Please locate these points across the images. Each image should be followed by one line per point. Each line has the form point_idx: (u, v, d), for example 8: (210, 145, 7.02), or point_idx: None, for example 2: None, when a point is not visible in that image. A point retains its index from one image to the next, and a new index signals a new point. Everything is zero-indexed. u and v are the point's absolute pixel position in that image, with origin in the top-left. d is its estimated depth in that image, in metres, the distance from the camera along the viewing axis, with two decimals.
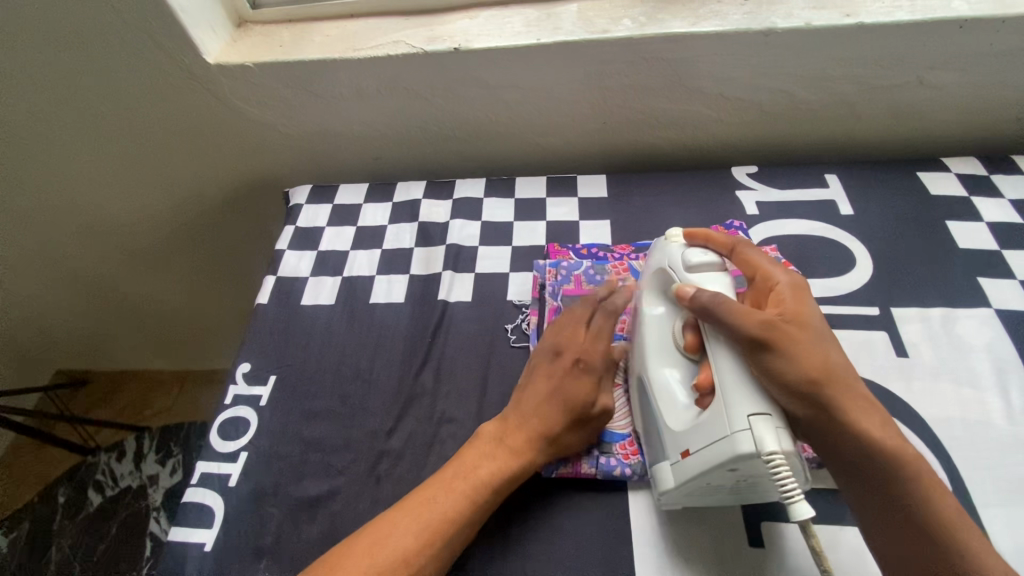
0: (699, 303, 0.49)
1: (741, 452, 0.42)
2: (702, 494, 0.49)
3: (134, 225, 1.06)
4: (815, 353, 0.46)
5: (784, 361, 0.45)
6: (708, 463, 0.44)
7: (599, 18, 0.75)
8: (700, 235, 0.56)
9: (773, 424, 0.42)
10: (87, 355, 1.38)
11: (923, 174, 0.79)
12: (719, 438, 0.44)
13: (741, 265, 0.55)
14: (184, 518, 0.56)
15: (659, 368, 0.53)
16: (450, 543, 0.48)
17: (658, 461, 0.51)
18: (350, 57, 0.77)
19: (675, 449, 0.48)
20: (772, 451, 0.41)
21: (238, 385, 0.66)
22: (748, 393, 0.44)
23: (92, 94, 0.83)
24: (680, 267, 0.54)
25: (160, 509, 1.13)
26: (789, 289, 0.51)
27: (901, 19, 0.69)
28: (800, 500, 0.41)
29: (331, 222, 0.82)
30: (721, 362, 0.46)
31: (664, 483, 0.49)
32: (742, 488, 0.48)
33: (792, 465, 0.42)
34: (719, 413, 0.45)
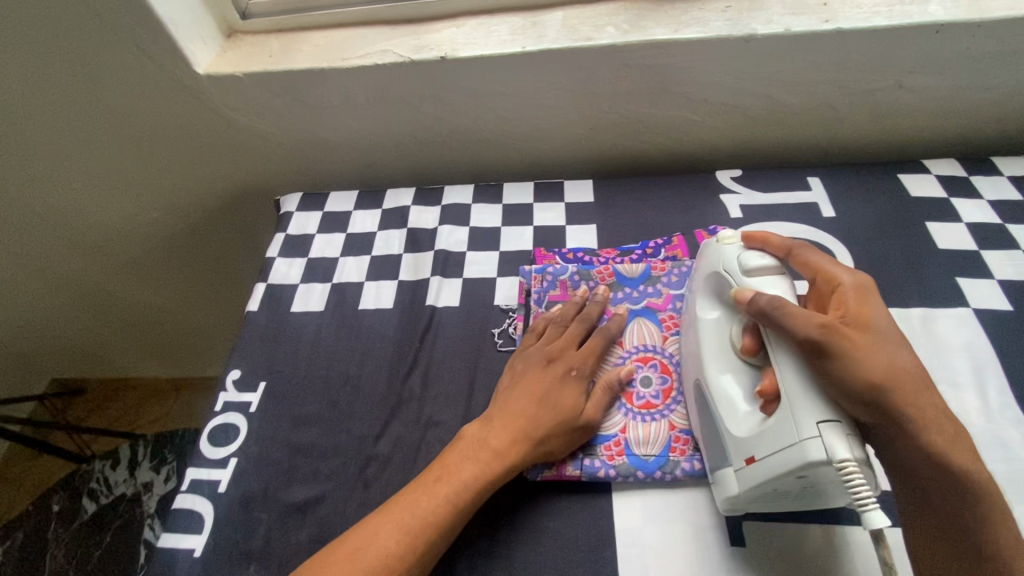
0: (757, 308, 0.48)
1: (813, 459, 0.42)
2: (769, 499, 0.49)
3: (127, 234, 1.07)
4: (882, 358, 0.45)
5: (851, 368, 0.43)
6: (777, 470, 0.44)
7: (583, 26, 0.76)
8: (755, 237, 0.55)
9: (843, 431, 0.42)
10: (81, 364, 1.38)
11: (903, 176, 0.80)
12: (787, 445, 0.44)
13: (802, 268, 0.53)
14: (174, 525, 0.57)
15: (716, 373, 0.53)
16: (432, 546, 0.49)
17: (721, 467, 0.51)
18: (338, 66, 0.78)
19: (739, 455, 0.48)
20: (844, 459, 0.41)
21: (228, 392, 0.67)
22: (817, 399, 0.44)
23: (83, 105, 0.84)
24: (737, 271, 0.53)
25: (154, 516, 1.10)
26: (852, 291, 0.49)
27: (879, 24, 0.70)
28: (873, 508, 0.40)
29: (321, 229, 0.83)
30: (784, 368, 0.46)
31: (730, 489, 0.49)
32: (806, 493, 0.48)
33: (866, 472, 0.42)
34: (786, 420, 0.44)
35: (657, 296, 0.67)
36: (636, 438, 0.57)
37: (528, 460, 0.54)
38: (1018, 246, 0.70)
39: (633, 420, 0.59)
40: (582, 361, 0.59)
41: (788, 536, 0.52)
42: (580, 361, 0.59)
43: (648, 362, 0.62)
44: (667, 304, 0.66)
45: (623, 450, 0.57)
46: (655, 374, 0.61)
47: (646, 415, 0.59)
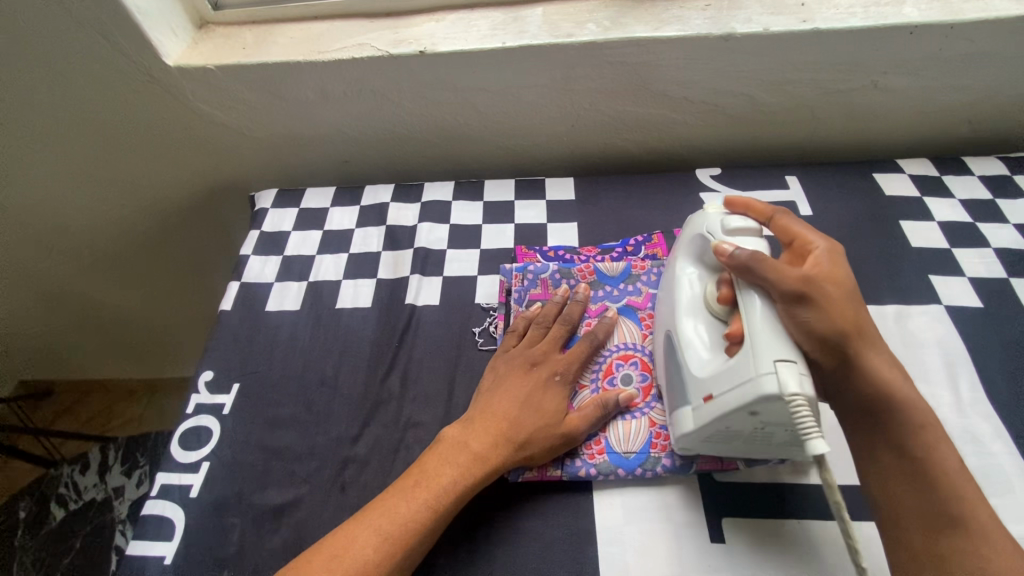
0: (737, 261, 0.48)
1: (765, 392, 0.42)
2: (723, 440, 0.50)
3: (95, 231, 1.03)
4: (847, 309, 0.47)
5: (818, 318, 0.46)
6: (731, 404, 0.45)
7: (563, 23, 0.76)
8: (738, 203, 0.56)
9: (799, 370, 0.43)
10: (49, 366, 1.33)
11: (878, 175, 0.81)
12: (744, 380, 0.44)
13: (779, 232, 0.53)
14: (143, 531, 0.55)
15: (685, 324, 0.53)
16: (412, 550, 0.48)
17: (680, 407, 0.52)
18: (314, 59, 0.76)
19: (699, 394, 0.49)
20: (794, 393, 0.42)
21: (200, 394, 0.65)
22: (778, 340, 0.44)
23: (46, 97, 0.81)
24: (719, 231, 0.53)
25: (125, 522, 1.07)
26: (828, 254, 0.50)
27: (854, 25, 0.71)
28: (817, 437, 0.41)
29: (297, 227, 0.81)
30: (749, 313, 0.47)
31: (686, 426, 0.50)
32: (759, 438, 0.48)
33: (814, 410, 0.42)
34: (744, 360, 0.45)
35: (637, 295, 0.67)
36: (616, 437, 0.57)
37: (506, 466, 0.53)
38: (988, 245, 0.72)
39: (614, 420, 0.58)
40: (564, 366, 0.59)
41: (771, 534, 0.52)
42: (562, 365, 0.59)
43: (628, 360, 0.62)
44: (647, 303, 0.67)
45: (603, 448, 0.56)
46: (636, 371, 0.61)
47: (627, 413, 0.59)
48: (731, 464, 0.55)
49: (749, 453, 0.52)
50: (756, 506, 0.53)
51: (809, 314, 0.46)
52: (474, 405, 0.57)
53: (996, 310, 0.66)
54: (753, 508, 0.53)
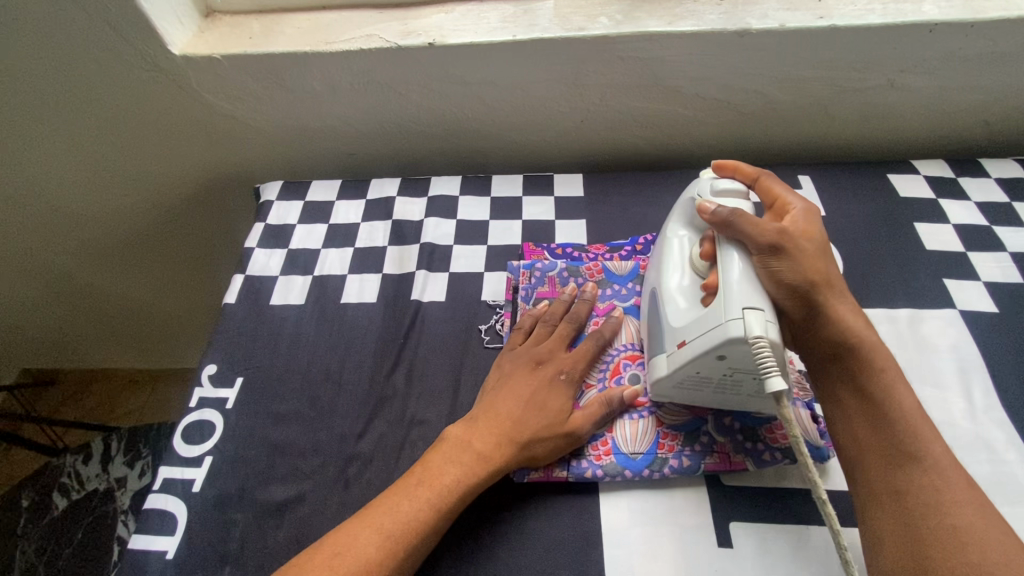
0: (718, 217, 0.52)
1: (732, 335, 0.46)
2: (694, 387, 0.53)
3: (99, 220, 1.03)
4: (816, 262, 0.51)
5: (789, 269, 0.50)
6: (700, 348, 0.48)
7: (575, 16, 0.74)
8: (727, 166, 0.59)
9: (765, 316, 0.46)
10: (54, 355, 1.34)
11: (892, 176, 0.80)
12: (714, 326, 0.48)
13: (762, 193, 0.58)
14: (144, 525, 0.55)
15: (670, 278, 0.57)
16: (410, 553, 0.48)
17: (656, 356, 0.56)
18: (322, 50, 0.75)
19: (673, 341, 0.53)
20: (757, 336, 0.45)
21: (204, 388, 0.64)
22: (748, 290, 0.48)
23: (51, 84, 0.80)
24: (708, 191, 0.57)
25: (127, 513, 1.06)
26: (804, 212, 0.54)
27: (873, 22, 0.70)
28: (776, 376, 0.45)
29: (302, 220, 0.80)
30: (726, 263, 0.51)
31: (659, 372, 0.54)
32: (728, 384, 0.52)
33: (775, 353, 0.46)
34: (716, 308, 0.49)
35: None
36: (624, 437, 0.56)
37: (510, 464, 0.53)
38: (1005, 249, 0.71)
39: (621, 420, 0.58)
40: (570, 364, 0.58)
41: (779, 539, 0.51)
42: (568, 363, 0.58)
43: (636, 360, 0.61)
44: None
45: (610, 449, 0.56)
46: (643, 372, 0.60)
47: (634, 413, 0.58)
48: (740, 465, 0.54)
49: (721, 403, 0.55)
50: (762, 509, 0.53)
51: (780, 265, 0.50)
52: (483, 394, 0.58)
53: (1012, 316, 0.65)
54: (760, 512, 0.53)
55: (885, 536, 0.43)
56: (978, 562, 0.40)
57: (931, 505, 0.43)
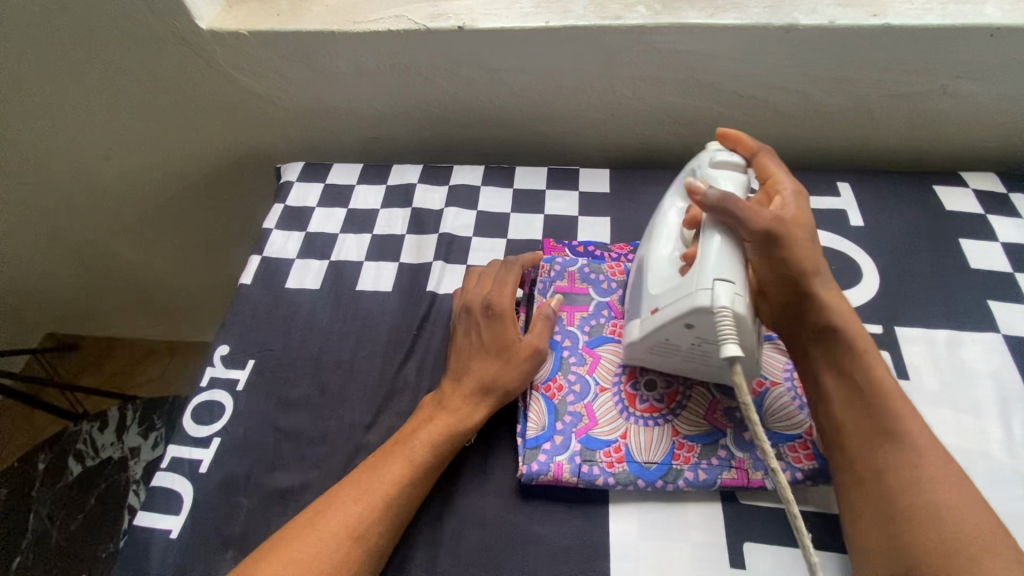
0: (710, 200, 0.50)
1: (699, 304, 0.47)
2: (664, 354, 0.54)
3: (123, 191, 1.03)
4: (806, 253, 0.52)
5: (780, 255, 0.51)
6: (670, 314, 0.49)
7: (611, 4, 0.71)
8: (729, 137, 0.59)
9: (735, 290, 0.46)
10: (78, 322, 1.37)
11: (939, 188, 0.75)
12: (683, 294, 0.48)
13: (758, 169, 0.58)
14: (151, 503, 0.55)
15: (659, 249, 0.56)
16: (394, 505, 0.49)
17: (630, 321, 0.57)
18: (348, 29, 0.73)
19: (647, 307, 0.53)
20: (723, 307, 0.46)
21: (215, 367, 0.64)
22: (723, 263, 0.48)
23: (78, 53, 0.80)
24: (706, 164, 0.56)
25: (139, 483, 1.08)
26: (793, 194, 0.55)
27: (929, 23, 0.65)
28: (732, 343, 0.45)
29: (321, 203, 0.79)
30: (707, 234, 0.50)
31: (631, 335, 0.55)
32: (697, 353, 0.53)
33: (739, 326, 0.46)
34: (689, 278, 0.49)
35: None
36: (638, 446, 0.54)
37: (485, 410, 0.56)
38: None
39: (634, 426, 0.56)
40: (499, 294, 0.60)
41: (795, 563, 0.49)
42: (496, 294, 0.60)
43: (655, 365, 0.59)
44: None
45: (623, 457, 0.54)
46: (661, 378, 0.58)
47: (650, 421, 0.56)
48: (758, 483, 0.52)
49: (691, 371, 0.56)
50: (778, 530, 0.51)
51: (771, 251, 0.51)
52: (457, 352, 0.59)
53: None
54: (777, 533, 0.51)
55: (869, 523, 0.45)
56: (961, 544, 0.41)
57: (914, 487, 0.44)
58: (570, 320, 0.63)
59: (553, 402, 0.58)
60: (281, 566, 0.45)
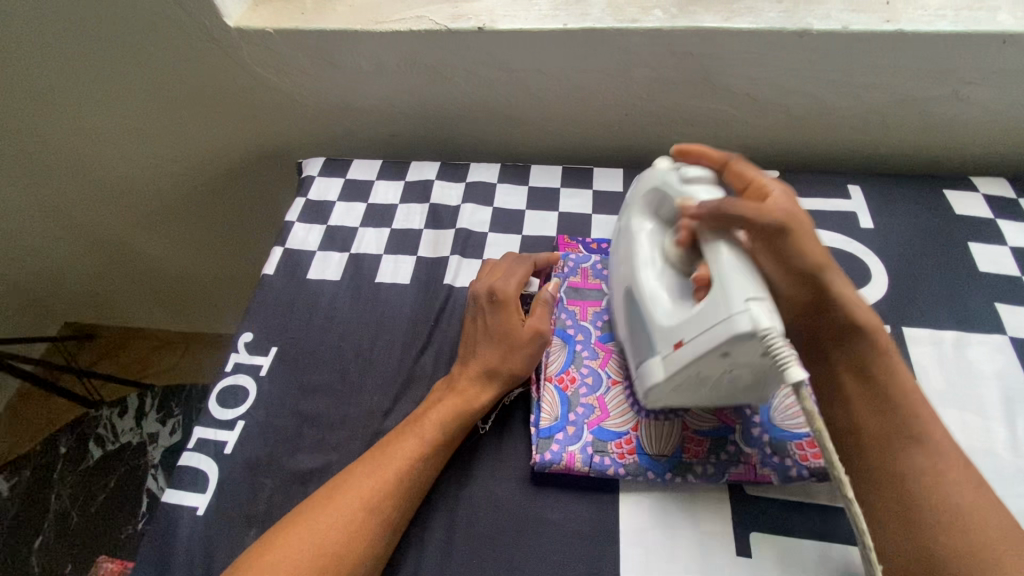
0: (704, 211, 0.49)
1: (739, 330, 0.43)
2: (693, 386, 0.51)
3: (147, 184, 1.06)
4: (816, 246, 0.51)
5: (797, 254, 0.50)
6: (705, 346, 0.45)
7: (629, 7, 0.73)
8: (693, 151, 0.57)
9: (767, 305, 0.44)
10: (98, 311, 1.40)
11: (948, 192, 0.76)
12: (716, 322, 0.45)
13: (734, 178, 0.55)
14: (179, 481, 0.57)
15: (644, 276, 0.55)
16: (408, 479, 0.51)
17: (646, 359, 0.53)
18: (372, 29, 0.75)
19: (666, 343, 0.50)
20: (768, 327, 0.43)
21: (240, 353, 0.66)
22: (748, 280, 0.45)
23: (109, 48, 0.82)
24: (678, 182, 0.55)
25: (157, 467, 1.11)
26: (784, 196, 0.52)
27: (943, 29, 0.67)
28: (793, 363, 0.42)
29: (341, 198, 0.82)
30: (716, 253, 0.47)
31: (655, 376, 0.51)
32: (728, 377, 0.49)
33: (784, 338, 0.44)
34: (714, 303, 0.46)
35: None
36: (648, 438, 0.56)
37: (493, 392, 0.57)
38: None
39: (645, 419, 0.57)
40: (503, 282, 0.62)
41: (800, 553, 0.50)
42: (500, 282, 0.62)
43: None
44: None
45: (634, 448, 0.55)
46: None
47: (660, 414, 0.58)
48: (765, 478, 0.53)
49: (713, 398, 0.53)
50: (784, 522, 0.52)
51: (782, 250, 0.50)
52: (466, 338, 0.61)
53: None
54: (784, 524, 0.52)
55: (891, 519, 0.45)
56: (985, 541, 0.42)
57: (936, 483, 0.45)
58: (582, 315, 0.65)
59: (566, 393, 0.59)
60: (301, 535, 0.47)
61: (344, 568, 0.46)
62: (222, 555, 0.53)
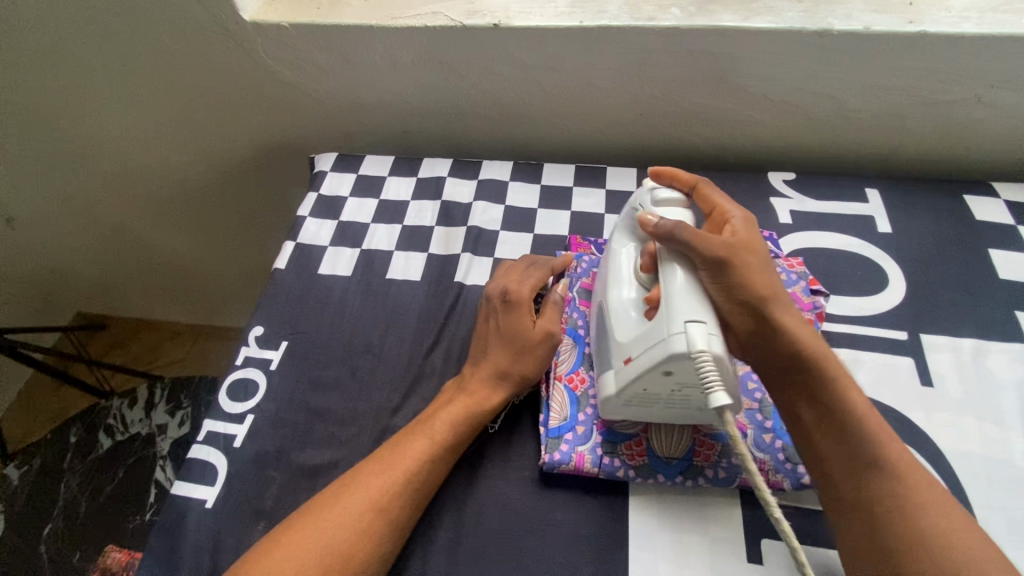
0: (661, 229, 0.52)
1: (675, 351, 0.45)
2: (644, 404, 0.51)
3: (161, 177, 1.07)
4: (760, 275, 0.51)
5: (736, 282, 0.50)
6: (646, 363, 0.47)
7: (646, 5, 0.72)
8: (666, 172, 0.59)
9: (708, 330, 0.45)
10: (110, 301, 1.41)
11: (969, 197, 0.75)
12: (657, 341, 0.47)
13: (701, 201, 0.58)
14: (188, 473, 0.57)
15: (617, 293, 0.55)
16: (416, 480, 0.51)
17: (604, 372, 0.54)
18: (387, 24, 0.75)
19: (619, 357, 0.51)
20: (701, 350, 0.44)
21: (250, 347, 0.67)
22: (691, 304, 0.47)
23: (126, 41, 0.83)
24: (649, 203, 0.56)
25: (166, 458, 1.12)
26: (742, 221, 0.55)
27: (967, 31, 0.65)
28: (719, 390, 0.44)
29: (353, 193, 0.81)
30: (669, 277, 0.50)
31: (608, 389, 0.52)
32: (677, 401, 0.50)
33: (721, 366, 0.45)
34: (660, 323, 0.47)
35: None
36: (659, 441, 0.55)
37: (503, 395, 0.57)
38: None
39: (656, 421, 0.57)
40: (517, 283, 0.62)
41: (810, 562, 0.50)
42: (515, 283, 0.62)
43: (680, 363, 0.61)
44: None
45: (643, 451, 0.55)
46: None
47: None
48: (777, 484, 0.53)
49: (671, 416, 0.53)
50: (796, 529, 0.51)
51: (724, 279, 0.50)
52: (478, 338, 0.61)
53: None
54: (795, 532, 0.51)
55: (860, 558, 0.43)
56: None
57: (898, 517, 0.43)
58: None
59: (576, 393, 0.59)
60: (308, 534, 0.47)
61: (350, 569, 0.46)
62: (229, 549, 0.53)
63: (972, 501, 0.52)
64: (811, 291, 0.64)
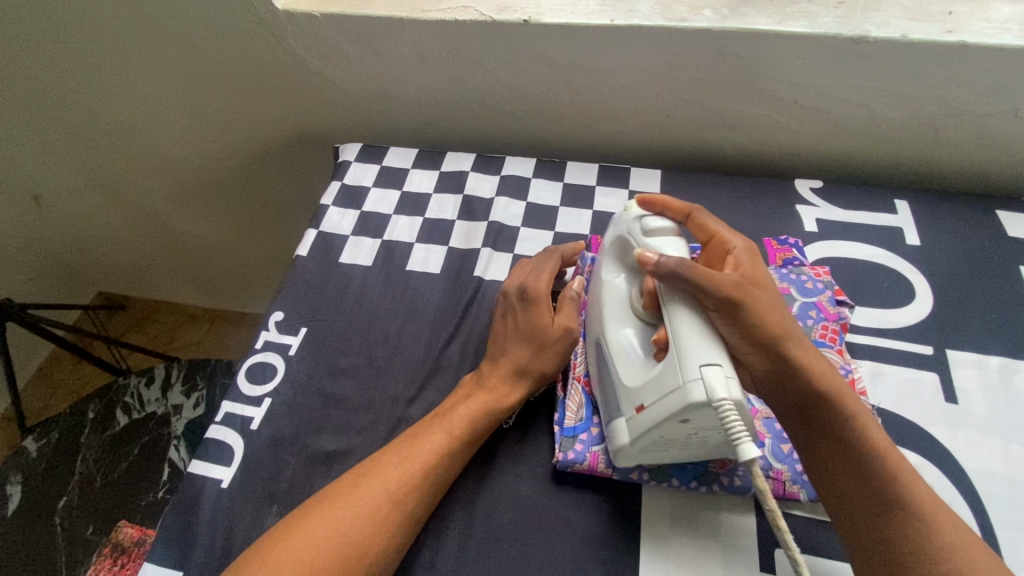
0: (664, 268, 0.49)
1: (693, 399, 0.44)
2: (658, 449, 0.50)
3: (186, 162, 1.09)
4: (772, 314, 0.49)
5: (749, 320, 0.48)
6: (663, 413, 0.46)
7: (678, 6, 0.72)
8: (654, 201, 0.58)
9: (724, 373, 0.44)
10: (132, 281, 1.44)
11: (1002, 213, 0.73)
12: (672, 388, 0.46)
13: (697, 230, 0.56)
14: (204, 453, 0.58)
15: (619, 332, 0.55)
16: (432, 474, 0.51)
17: (614, 419, 0.52)
18: (417, 17, 0.75)
19: (631, 404, 0.50)
20: (722, 399, 0.43)
21: (270, 332, 0.67)
22: (705, 346, 0.46)
23: (159, 24, 0.84)
24: (639, 234, 0.55)
25: (179, 439, 1.13)
26: (744, 253, 0.53)
27: (1007, 43, 0.64)
28: (746, 441, 0.43)
29: (377, 184, 0.82)
30: (677, 318, 0.48)
31: (621, 439, 0.50)
32: (691, 443, 0.49)
33: (742, 411, 0.44)
34: (673, 367, 0.46)
35: None
36: None
37: (523, 391, 0.57)
38: None
39: None
40: (535, 281, 0.61)
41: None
42: (533, 281, 0.62)
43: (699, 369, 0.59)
44: None
45: None
46: None
47: None
48: (793, 495, 0.52)
49: (681, 457, 0.52)
50: (811, 541, 0.51)
51: (738, 317, 0.48)
52: (497, 336, 0.61)
53: None
54: (809, 542, 0.51)
55: None
56: None
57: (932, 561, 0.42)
58: None
59: (591, 394, 0.59)
60: (324, 521, 0.47)
61: (367, 559, 0.46)
62: (242, 529, 0.53)
63: (994, 522, 0.51)
64: (836, 302, 0.63)
